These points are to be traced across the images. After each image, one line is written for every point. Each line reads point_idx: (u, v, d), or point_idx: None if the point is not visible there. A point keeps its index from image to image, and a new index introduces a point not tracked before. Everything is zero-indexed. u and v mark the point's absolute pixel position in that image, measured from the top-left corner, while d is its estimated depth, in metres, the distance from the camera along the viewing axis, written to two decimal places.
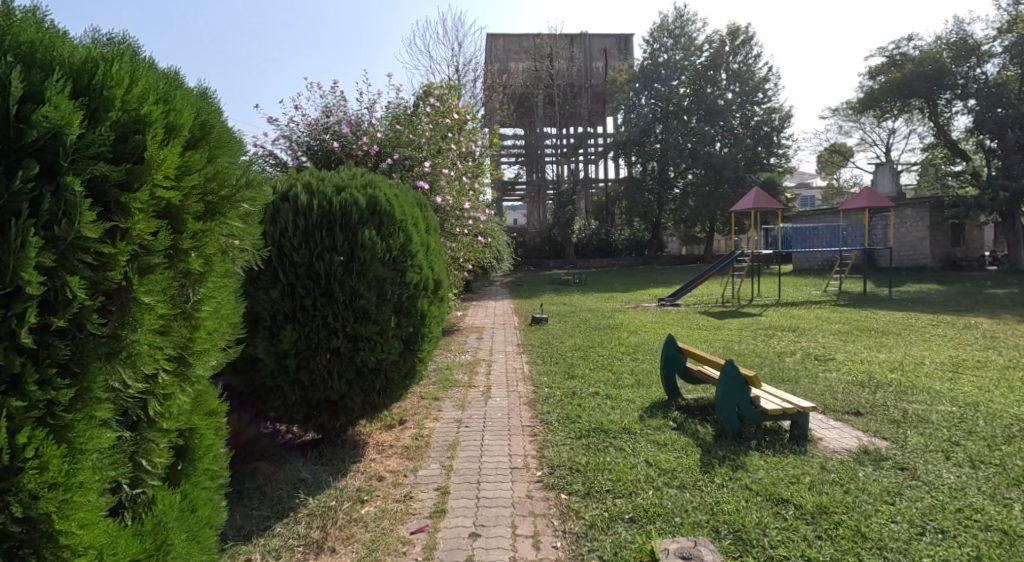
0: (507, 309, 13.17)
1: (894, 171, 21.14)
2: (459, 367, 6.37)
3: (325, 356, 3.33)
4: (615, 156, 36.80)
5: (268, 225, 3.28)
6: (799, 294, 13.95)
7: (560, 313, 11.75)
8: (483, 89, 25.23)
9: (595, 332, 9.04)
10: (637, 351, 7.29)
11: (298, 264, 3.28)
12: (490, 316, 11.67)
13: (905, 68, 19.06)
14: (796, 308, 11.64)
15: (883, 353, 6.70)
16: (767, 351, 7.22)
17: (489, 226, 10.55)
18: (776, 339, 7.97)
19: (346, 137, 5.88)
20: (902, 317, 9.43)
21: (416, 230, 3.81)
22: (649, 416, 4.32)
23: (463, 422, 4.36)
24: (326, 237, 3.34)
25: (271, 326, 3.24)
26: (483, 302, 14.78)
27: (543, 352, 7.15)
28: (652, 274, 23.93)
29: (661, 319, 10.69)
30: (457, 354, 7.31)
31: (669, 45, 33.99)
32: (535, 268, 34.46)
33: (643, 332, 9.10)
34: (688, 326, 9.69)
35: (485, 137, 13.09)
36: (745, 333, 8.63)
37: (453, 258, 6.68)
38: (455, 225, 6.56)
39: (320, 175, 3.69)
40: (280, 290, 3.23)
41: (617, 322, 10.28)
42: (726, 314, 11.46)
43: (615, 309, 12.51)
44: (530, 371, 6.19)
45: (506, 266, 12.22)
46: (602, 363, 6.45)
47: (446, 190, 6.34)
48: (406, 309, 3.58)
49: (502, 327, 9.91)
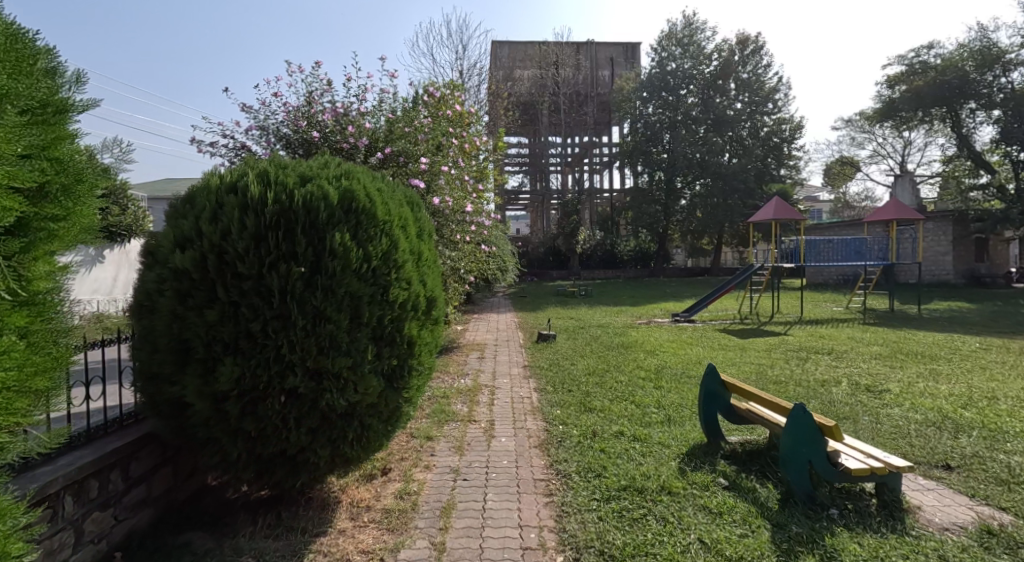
0: (511, 323, 12.37)
1: (913, 183, 20.38)
2: (458, 396, 5.54)
3: (278, 400, 2.47)
4: (621, 166, 36.11)
5: (205, 224, 2.47)
6: (822, 311, 13.16)
7: (568, 329, 10.94)
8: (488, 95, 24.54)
9: (609, 352, 8.23)
10: (659, 376, 6.49)
11: (243, 277, 2.44)
12: (493, 331, 10.87)
13: (927, 77, 18.28)
14: (822, 326, 10.83)
15: (942, 383, 5.87)
16: (805, 379, 6.40)
17: (493, 235, 9.78)
18: (814, 365, 7.14)
19: (330, 127, 5.12)
20: (946, 340, 8.61)
21: (404, 234, 3.01)
22: (692, 468, 3.50)
23: (461, 474, 3.53)
24: (283, 241, 2.52)
25: (205, 360, 2.40)
26: (485, 315, 13.98)
27: (553, 377, 6.33)
28: (660, 287, 23.12)
29: (678, 337, 9.88)
30: (455, 377, 6.50)
31: (677, 54, 33.37)
32: (538, 279, 33.67)
33: (660, 352, 8.29)
34: (710, 345, 8.89)
35: (489, 140, 12.33)
36: (776, 356, 7.80)
37: (453, 270, 5.88)
38: (455, 231, 5.80)
39: (282, 162, 2.89)
40: (218, 312, 2.39)
41: (631, 340, 9.48)
42: (747, 332, 10.65)
43: (626, 325, 11.70)
44: (540, 402, 5.36)
45: (511, 278, 11.42)
46: (622, 393, 5.62)
47: (446, 191, 5.57)
48: (388, 336, 2.76)
49: (506, 344, 9.09)
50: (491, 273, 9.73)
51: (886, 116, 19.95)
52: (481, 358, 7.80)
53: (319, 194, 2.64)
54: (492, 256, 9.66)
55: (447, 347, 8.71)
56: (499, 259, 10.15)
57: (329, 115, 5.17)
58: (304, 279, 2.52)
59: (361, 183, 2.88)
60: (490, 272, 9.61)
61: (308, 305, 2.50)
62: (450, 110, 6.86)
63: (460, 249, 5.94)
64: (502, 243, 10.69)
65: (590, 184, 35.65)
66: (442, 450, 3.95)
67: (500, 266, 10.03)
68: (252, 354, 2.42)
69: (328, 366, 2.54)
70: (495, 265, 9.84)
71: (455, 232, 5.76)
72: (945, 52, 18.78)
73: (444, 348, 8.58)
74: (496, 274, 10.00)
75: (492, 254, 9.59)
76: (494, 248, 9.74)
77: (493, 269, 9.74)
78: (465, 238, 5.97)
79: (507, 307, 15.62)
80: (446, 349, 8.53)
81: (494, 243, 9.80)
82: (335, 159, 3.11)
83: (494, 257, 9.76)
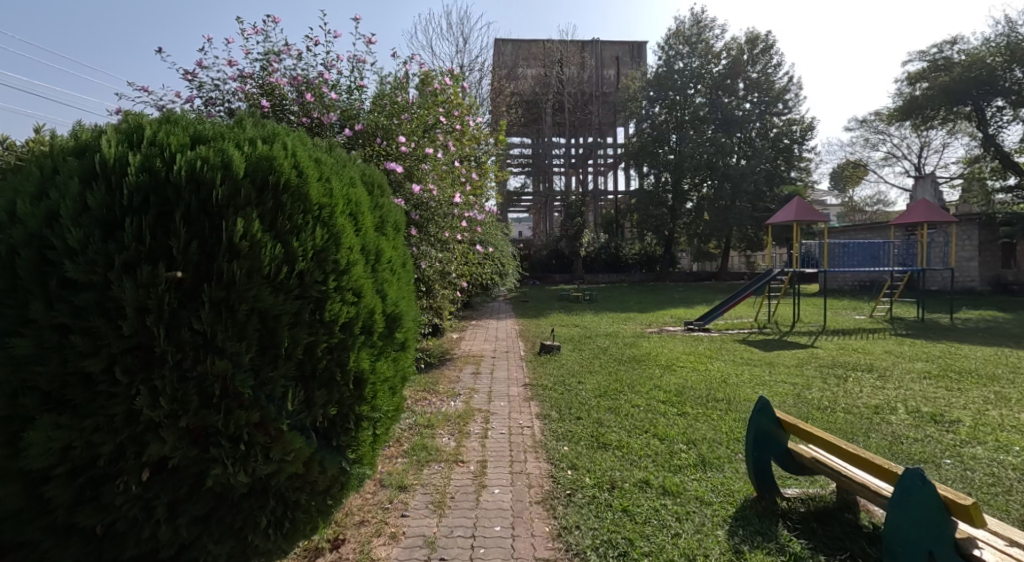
0: (511, 331, 11.47)
1: (934, 185, 19.46)
2: (444, 424, 4.65)
3: (134, 478, 1.58)
4: (625, 167, 35.24)
5: (23, 205, 1.57)
6: (846, 320, 12.25)
7: (573, 339, 10.05)
8: (490, 92, 23.67)
9: (621, 367, 7.32)
10: (682, 399, 5.60)
11: (77, 285, 1.53)
12: (491, 340, 9.97)
13: (953, 73, 17.32)
14: (851, 338, 9.93)
15: (1021, 413, 4.96)
16: (852, 404, 5.48)
17: (491, 235, 8.89)
18: (857, 386, 6.24)
19: (288, 98, 4.26)
20: (997, 355, 7.71)
21: (353, 226, 2.15)
22: (748, 544, 2.62)
23: (437, 551, 2.62)
24: (150, 231, 1.63)
25: (10, 420, 1.49)
26: (484, 321, 13.11)
27: (559, 399, 5.43)
28: (668, 293, 22.21)
29: (695, 349, 8.97)
30: (444, 398, 5.61)
31: (684, 52, 32.52)
32: (541, 282, 32.79)
33: (677, 368, 7.38)
34: (732, 360, 7.97)
35: (488, 133, 11.43)
36: (810, 374, 6.92)
37: (440, 274, 5.00)
38: (445, 228, 4.91)
39: (172, 117, 1.99)
40: (32, 338, 1.49)
41: (644, 353, 8.57)
42: (770, 343, 9.76)
43: (635, 334, 10.79)
44: (542, 433, 4.46)
45: (511, 282, 10.54)
46: (641, 422, 4.72)
47: (432, 180, 4.68)
48: (319, 374, 1.91)
49: (505, 356, 8.19)
50: (489, 276, 8.85)
51: (909, 115, 19.03)
52: (475, 372, 6.90)
53: (216, 165, 1.77)
54: (491, 257, 8.80)
55: (438, 360, 7.82)
56: (498, 261, 9.26)
57: (290, 86, 4.29)
58: (182, 290, 1.64)
59: (287, 150, 2.01)
60: (488, 276, 8.74)
61: (185, 331, 1.61)
62: (441, 90, 5.97)
63: (450, 249, 5.05)
64: (502, 244, 9.80)
65: (595, 186, 34.77)
66: (416, 508, 3.05)
67: (500, 269, 9.14)
68: (89, 409, 1.52)
69: (219, 423, 1.65)
70: (494, 267, 8.98)
71: (444, 229, 4.89)
72: (970, 47, 17.82)
73: (436, 361, 7.69)
74: (495, 278, 9.12)
75: (489, 255, 8.73)
76: (493, 249, 8.84)
77: (491, 271, 8.87)
78: (457, 236, 5.10)
79: (507, 312, 14.72)
80: (437, 362, 7.64)
81: (492, 243, 8.91)
82: (257, 121, 2.22)
83: (493, 259, 8.90)
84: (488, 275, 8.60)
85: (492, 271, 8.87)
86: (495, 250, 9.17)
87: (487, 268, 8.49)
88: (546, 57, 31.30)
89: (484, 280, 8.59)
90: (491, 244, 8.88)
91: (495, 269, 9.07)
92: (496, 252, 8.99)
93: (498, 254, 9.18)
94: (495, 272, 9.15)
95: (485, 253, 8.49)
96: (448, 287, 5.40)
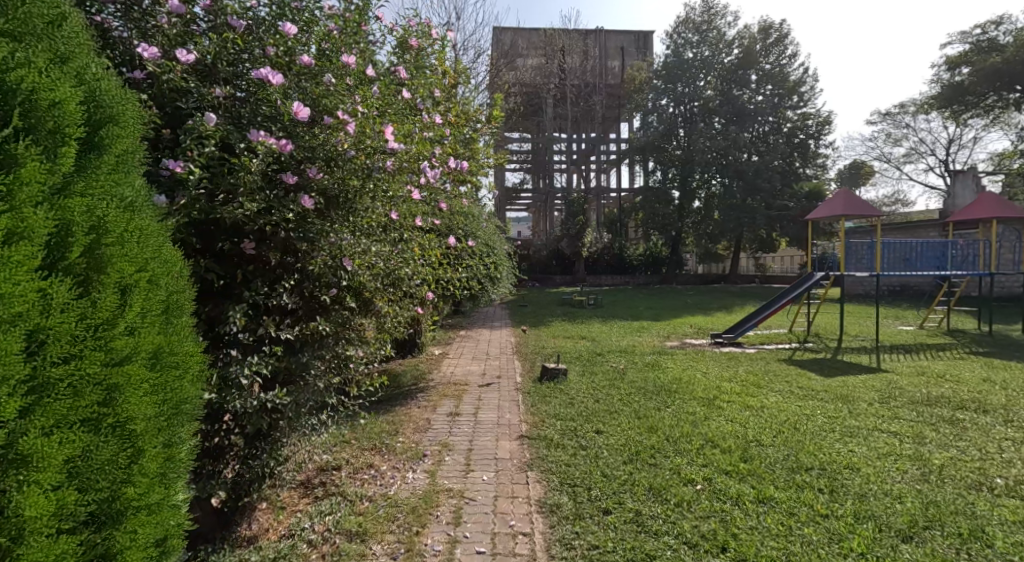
0: (506, 345, 9.67)
1: (977, 179, 17.65)
2: (385, 531, 2.80)
3: None
4: (630, 163, 33.47)
5: None
6: (899, 334, 10.50)
7: (581, 358, 8.27)
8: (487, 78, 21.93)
9: (649, 404, 5.53)
10: (754, 465, 3.80)
11: None
12: (482, 358, 8.19)
13: (1003, 53, 15.46)
14: (923, 358, 8.14)
15: None
16: (1014, 479, 3.65)
17: (476, 227, 7.09)
18: (988, 442, 4.43)
19: None
20: None
21: None
22: None
23: None
24: None
25: None
26: (476, 331, 11.39)
27: (571, 472, 3.62)
28: (680, 298, 20.46)
29: (735, 375, 7.15)
30: (408, 463, 3.82)
31: (694, 41, 30.76)
32: (541, 285, 31.10)
33: (724, 406, 5.57)
34: (790, 392, 6.14)
35: (481, 110, 9.64)
36: (908, 418, 5.12)
37: (387, 279, 3.17)
38: (389, 205, 3.06)
39: None
40: None
41: (675, 381, 6.76)
42: (825, 363, 7.98)
43: (655, 351, 8.99)
44: (546, 556, 2.61)
45: (507, 287, 8.77)
46: (706, 524, 2.93)
47: (360, 119, 2.83)
48: None
49: (497, 384, 6.36)
50: (481, 281, 7.03)
51: (950, 102, 17.17)
52: (454, 414, 5.05)
53: None
54: (479, 255, 7.00)
55: (409, 391, 6.02)
56: (493, 261, 7.44)
57: None
58: None
59: None
60: (479, 281, 6.94)
61: None
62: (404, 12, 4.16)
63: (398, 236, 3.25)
64: (494, 240, 7.99)
65: (598, 183, 33.03)
66: None
67: (495, 271, 7.32)
68: None
69: None
70: (486, 268, 7.17)
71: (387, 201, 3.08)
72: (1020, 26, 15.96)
73: (405, 393, 5.88)
74: (491, 285, 7.31)
75: (476, 251, 6.92)
76: (482, 247, 7.04)
77: (482, 274, 7.04)
78: (408, 217, 3.31)
79: (504, 321, 12.94)
80: (409, 395, 5.81)
81: (479, 239, 7.10)
82: None
83: (483, 259, 7.11)
84: (477, 282, 6.78)
85: (484, 276, 7.09)
86: (488, 249, 7.37)
87: (473, 269, 6.69)
88: (548, 45, 29.55)
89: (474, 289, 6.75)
90: (476, 238, 7.08)
91: (491, 271, 7.26)
92: (485, 250, 7.21)
93: (491, 253, 7.38)
94: (491, 276, 7.34)
95: (468, 250, 6.70)
96: (402, 297, 3.58)
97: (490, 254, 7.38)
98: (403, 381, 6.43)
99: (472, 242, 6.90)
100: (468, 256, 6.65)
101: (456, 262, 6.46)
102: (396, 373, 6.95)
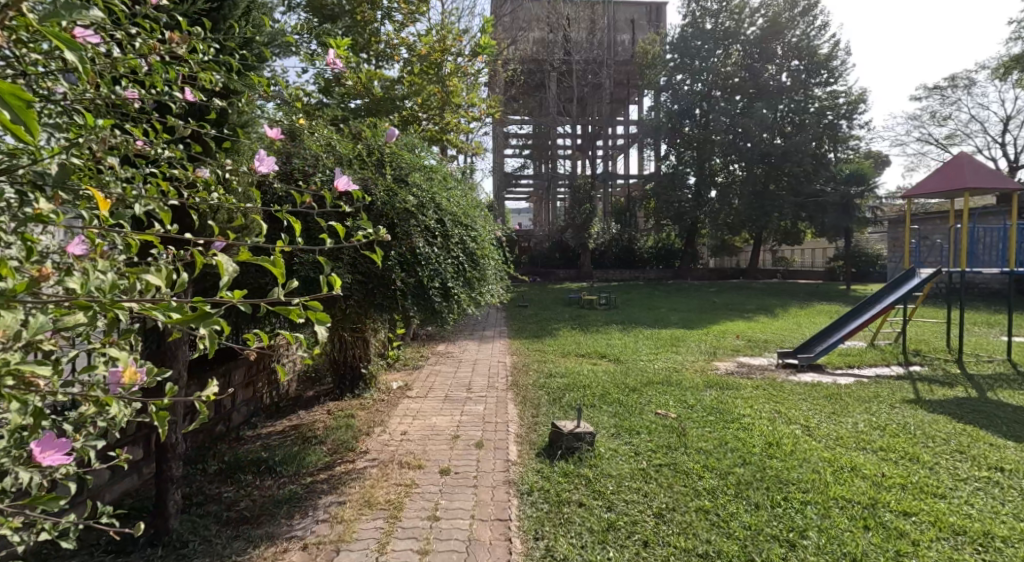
0: (498, 369, 7.00)
1: None
2: None
3: None
4: (639, 148, 30.87)
5: None
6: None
7: (604, 394, 5.64)
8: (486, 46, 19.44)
9: (773, 536, 2.83)
10: None
11: None
12: (460, 398, 5.52)
13: None
14: None
15: None
16: None
17: (453, 196, 4.35)
18: None
19: None
20: None
21: None
22: None
23: None
24: None
25: None
26: (461, 343, 8.77)
27: None
28: (706, 298, 17.85)
29: (863, 436, 4.46)
30: None
31: (713, 11, 28.12)
32: (542, 279, 28.47)
33: (911, 529, 2.90)
34: (1000, 489, 3.41)
35: (471, 43, 6.98)
36: None
37: None
38: None
39: None
40: None
41: (778, 453, 4.05)
42: (980, 406, 5.27)
43: (714, 384, 6.28)
44: None
45: (500, 290, 6.08)
46: None
47: None
48: None
49: (475, 466, 3.67)
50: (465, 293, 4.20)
51: None
52: None
53: None
54: (462, 249, 4.19)
55: (313, 485, 3.34)
56: (486, 257, 4.66)
57: None
58: None
59: None
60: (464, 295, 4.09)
61: None
62: None
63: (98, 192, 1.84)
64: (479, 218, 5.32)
65: (605, 169, 30.31)
66: None
67: (492, 275, 4.53)
68: None
69: None
70: (477, 274, 4.34)
71: None
72: None
73: (298, 498, 3.16)
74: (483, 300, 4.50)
75: (457, 245, 4.08)
76: (465, 233, 4.25)
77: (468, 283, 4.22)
78: None
79: (498, 329, 10.23)
80: (304, 502, 3.10)
81: (463, 221, 4.31)
82: None
83: (474, 259, 4.28)
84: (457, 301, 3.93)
85: (471, 287, 4.25)
86: (482, 242, 4.56)
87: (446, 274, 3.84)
88: (551, 15, 26.97)
89: (452, 311, 3.92)
90: (459, 222, 4.26)
91: (484, 280, 4.45)
92: (479, 244, 4.38)
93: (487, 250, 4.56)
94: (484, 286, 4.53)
95: (436, 240, 3.90)
96: None
97: (487, 253, 4.56)
98: (312, 457, 3.71)
99: (448, 229, 4.07)
100: (435, 251, 3.85)
101: (413, 262, 3.69)
102: (315, 434, 4.24)
